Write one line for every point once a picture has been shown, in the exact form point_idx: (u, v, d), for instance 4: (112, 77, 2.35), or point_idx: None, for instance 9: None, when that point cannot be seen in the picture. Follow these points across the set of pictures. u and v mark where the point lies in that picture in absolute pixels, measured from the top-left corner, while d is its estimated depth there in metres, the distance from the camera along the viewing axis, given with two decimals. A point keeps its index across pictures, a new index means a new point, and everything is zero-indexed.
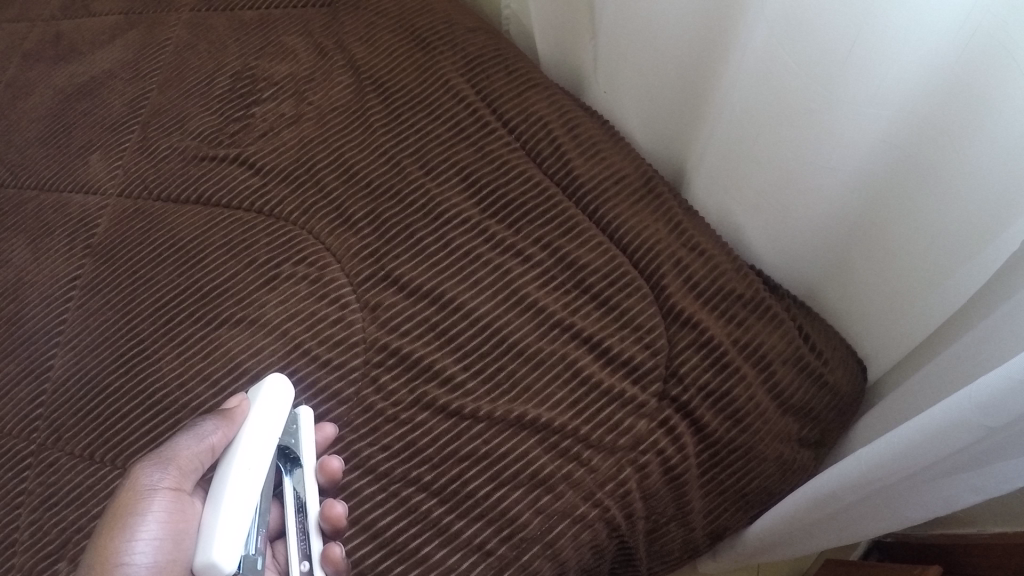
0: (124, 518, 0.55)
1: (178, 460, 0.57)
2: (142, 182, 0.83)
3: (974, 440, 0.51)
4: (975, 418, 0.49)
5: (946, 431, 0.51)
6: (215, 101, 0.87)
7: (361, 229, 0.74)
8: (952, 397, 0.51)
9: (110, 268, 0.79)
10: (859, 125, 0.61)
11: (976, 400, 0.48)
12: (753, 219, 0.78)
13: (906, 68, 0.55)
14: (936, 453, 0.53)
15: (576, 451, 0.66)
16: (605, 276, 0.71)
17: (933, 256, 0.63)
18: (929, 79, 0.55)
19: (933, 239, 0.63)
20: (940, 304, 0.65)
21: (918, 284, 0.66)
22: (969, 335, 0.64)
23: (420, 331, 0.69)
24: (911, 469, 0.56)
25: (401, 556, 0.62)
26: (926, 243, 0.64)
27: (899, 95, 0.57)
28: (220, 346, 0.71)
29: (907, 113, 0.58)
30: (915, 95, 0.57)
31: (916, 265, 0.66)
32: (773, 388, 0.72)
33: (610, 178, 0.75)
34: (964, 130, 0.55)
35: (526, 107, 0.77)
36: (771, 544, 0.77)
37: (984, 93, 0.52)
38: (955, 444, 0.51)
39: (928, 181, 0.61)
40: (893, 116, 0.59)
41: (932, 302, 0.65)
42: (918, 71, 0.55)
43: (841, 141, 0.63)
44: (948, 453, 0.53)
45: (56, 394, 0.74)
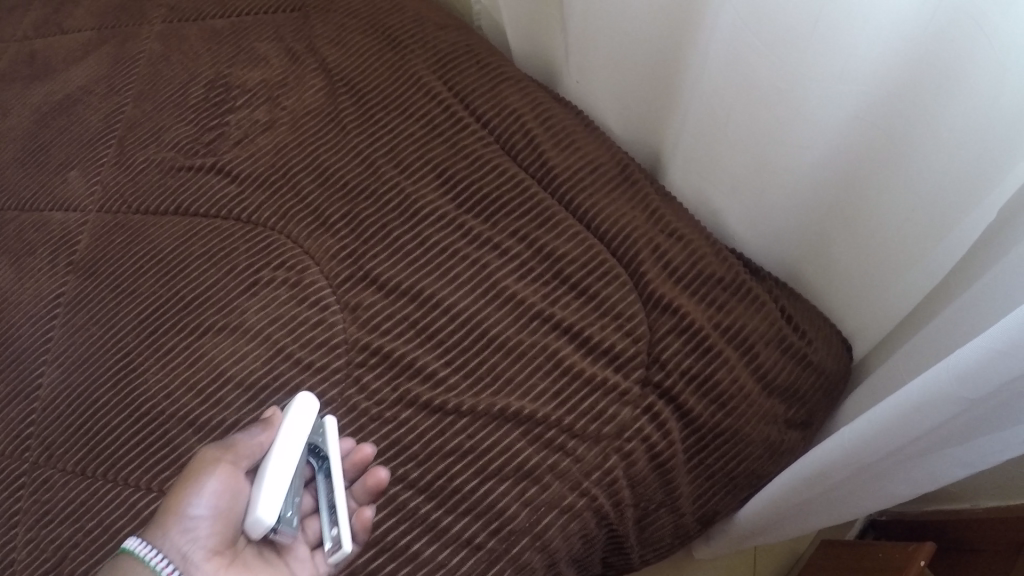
0: (185, 504, 0.49)
1: (235, 450, 0.51)
2: (121, 197, 0.84)
3: (958, 411, 0.51)
4: (957, 388, 0.49)
5: (930, 402, 0.52)
6: (189, 111, 0.87)
7: (339, 230, 0.74)
8: (927, 371, 0.52)
9: (93, 284, 0.79)
10: (831, 106, 0.63)
11: (954, 371, 0.49)
12: (731, 203, 0.80)
13: (868, 48, 0.57)
14: (921, 427, 0.54)
15: (560, 441, 0.66)
16: (584, 266, 0.72)
17: (906, 230, 0.65)
18: (894, 60, 0.56)
19: (907, 214, 0.64)
20: (917, 278, 0.66)
21: (894, 258, 0.68)
22: (945, 308, 0.65)
23: (402, 329, 0.69)
24: (897, 442, 0.57)
25: (391, 554, 0.62)
26: (901, 219, 0.65)
27: (867, 75, 0.59)
28: (204, 355, 0.71)
29: (875, 93, 0.60)
30: (883, 76, 0.58)
31: (891, 239, 0.67)
32: (757, 370, 0.73)
33: (585, 167, 0.76)
34: (928, 106, 0.57)
35: (498, 100, 0.79)
36: (764, 526, 0.78)
37: (947, 71, 0.54)
38: (938, 415, 0.52)
39: (900, 158, 0.62)
40: (859, 95, 0.60)
41: (909, 276, 0.67)
42: (884, 52, 0.56)
43: (814, 122, 0.65)
44: (932, 427, 0.54)
45: (46, 412, 0.74)
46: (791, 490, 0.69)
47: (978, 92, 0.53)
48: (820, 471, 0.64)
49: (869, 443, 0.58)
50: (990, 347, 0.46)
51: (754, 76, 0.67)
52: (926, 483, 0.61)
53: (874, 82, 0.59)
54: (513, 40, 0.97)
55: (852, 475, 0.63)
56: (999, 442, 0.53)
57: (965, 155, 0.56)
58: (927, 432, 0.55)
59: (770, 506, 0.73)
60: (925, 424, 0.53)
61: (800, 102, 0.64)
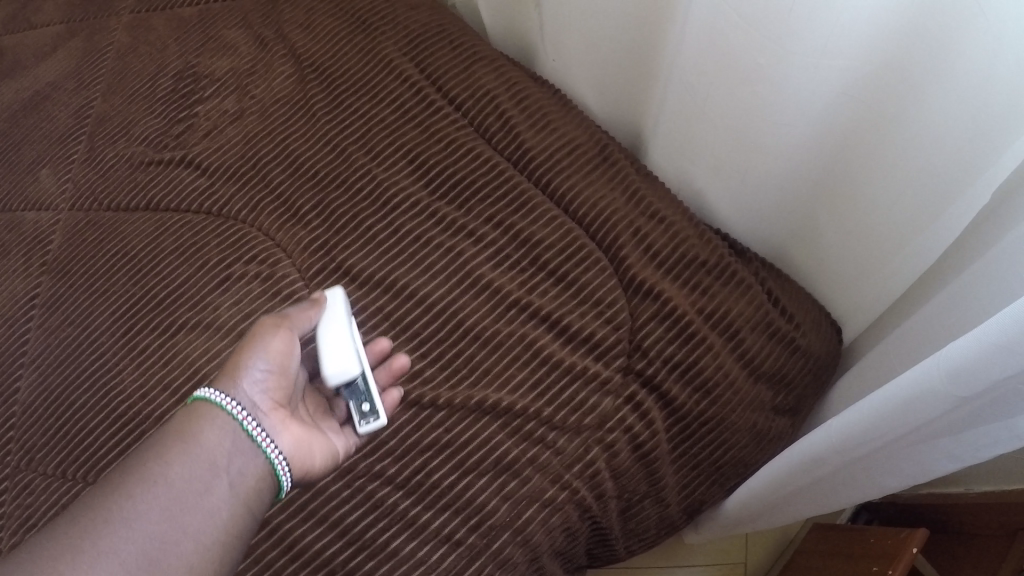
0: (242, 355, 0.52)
1: (288, 319, 0.55)
2: (93, 194, 0.82)
3: (947, 410, 0.49)
4: (946, 386, 0.47)
5: (919, 398, 0.49)
6: (158, 103, 0.86)
7: (310, 221, 0.73)
8: (921, 363, 0.49)
9: (66, 284, 0.77)
10: (814, 83, 0.61)
11: (945, 367, 0.47)
12: (716, 184, 0.79)
13: (848, 22, 0.55)
14: (911, 420, 0.52)
15: (540, 433, 0.65)
16: (562, 252, 0.70)
17: (893, 207, 0.64)
18: (879, 34, 0.55)
19: (895, 191, 0.63)
20: (906, 257, 0.65)
21: (881, 235, 0.67)
22: (938, 290, 0.64)
23: (377, 321, 0.68)
24: (886, 435, 0.55)
25: (370, 551, 0.61)
26: (889, 196, 0.64)
27: (850, 51, 0.57)
28: (177, 353, 0.70)
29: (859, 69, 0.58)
30: (866, 51, 0.56)
31: (878, 217, 0.66)
32: (742, 356, 0.72)
33: (562, 149, 0.75)
34: (913, 80, 0.55)
35: (472, 82, 0.77)
36: (753, 514, 0.77)
37: (932, 44, 0.52)
38: (927, 411, 0.50)
39: (886, 133, 0.61)
40: (841, 71, 0.59)
41: (899, 254, 0.66)
42: (867, 26, 0.55)
43: (798, 99, 0.63)
44: (922, 422, 0.51)
45: (24, 416, 0.73)
46: (781, 476, 0.68)
47: (964, 65, 0.51)
48: (812, 458, 0.63)
49: (859, 432, 0.57)
50: (981, 344, 0.43)
51: (733, 54, 0.65)
52: (919, 476, 0.59)
53: (855, 57, 0.57)
54: (486, 20, 0.98)
55: (842, 463, 0.62)
56: (996, 442, 0.50)
57: (951, 131, 0.55)
58: (919, 425, 0.52)
59: (760, 492, 0.72)
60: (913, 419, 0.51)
61: (781, 80, 0.63)
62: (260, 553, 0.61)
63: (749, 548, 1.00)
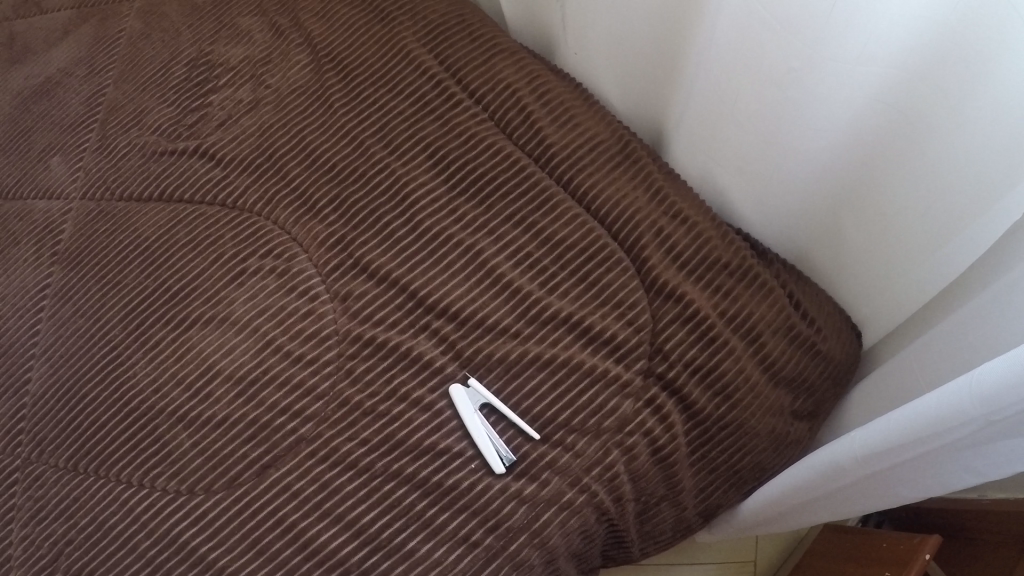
0: None
1: None
2: (104, 184, 0.81)
3: (975, 432, 0.48)
4: (975, 411, 0.46)
5: (947, 420, 0.48)
6: (171, 92, 0.84)
7: (326, 215, 0.72)
8: (950, 384, 0.48)
9: (78, 275, 0.76)
10: (848, 83, 0.59)
11: (975, 391, 0.45)
12: (737, 186, 0.77)
13: (893, 23, 0.53)
14: (938, 440, 0.50)
15: (559, 436, 0.64)
16: (583, 252, 0.69)
17: (925, 217, 0.62)
18: (919, 33, 0.53)
19: (929, 198, 0.61)
20: (937, 266, 0.63)
21: (910, 246, 0.65)
22: (972, 304, 0.62)
23: (394, 319, 0.67)
24: (910, 452, 0.54)
25: (387, 551, 0.60)
26: (922, 203, 0.61)
27: (888, 52, 0.55)
28: (192, 348, 0.69)
29: (896, 70, 0.56)
30: (906, 51, 0.54)
31: (908, 226, 0.64)
32: (764, 360, 0.70)
33: (585, 144, 0.73)
34: (954, 83, 0.53)
35: (493, 75, 0.75)
36: (769, 519, 0.76)
37: (978, 46, 0.50)
38: (955, 433, 0.49)
39: (922, 138, 0.58)
40: (880, 72, 0.57)
41: (932, 262, 0.63)
42: (908, 25, 0.53)
43: (830, 100, 0.61)
44: (949, 442, 0.50)
45: (35, 408, 0.72)
46: (799, 484, 0.67)
47: (1011, 69, 0.49)
48: (832, 466, 0.62)
49: (885, 445, 0.55)
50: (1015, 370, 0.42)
51: (765, 53, 0.63)
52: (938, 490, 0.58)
53: (897, 58, 0.55)
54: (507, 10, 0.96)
55: (864, 476, 0.61)
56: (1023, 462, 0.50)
57: (996, 139, 0.53)
58: (945, 445, 0.51)
59: (778, 497, 0.71)
60: (944, 436, 0.50)
61: (816, 80, 0.61)
62: (275, 551, 0.60)
63: (760, 547, 0.99)
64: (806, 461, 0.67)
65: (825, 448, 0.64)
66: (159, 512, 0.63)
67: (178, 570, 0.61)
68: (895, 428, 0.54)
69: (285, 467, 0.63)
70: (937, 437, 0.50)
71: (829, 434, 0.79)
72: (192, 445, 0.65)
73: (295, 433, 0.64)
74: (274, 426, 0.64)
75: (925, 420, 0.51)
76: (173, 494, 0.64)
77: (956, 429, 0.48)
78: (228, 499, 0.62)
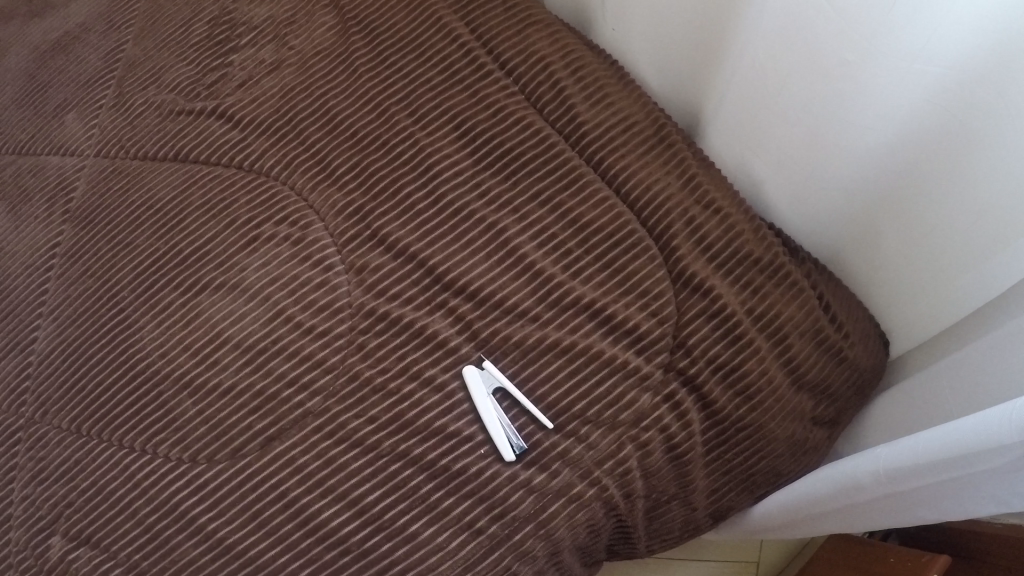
0: None
1: None
2: (120, 142, 0.79)
3: (1008, 464, 0.46)
4: (1013, 441, 0.44)
5: (982, 447, 0.46)
6: (192, 50, 0.82)
7: (346, 183, 0.69)
8: (991, 410, 0.46)
9: (89, 234, 0.75)
10: (900, 83, 0.56)
11: (1017, 419, 0.43)
12: (775, 183, 0.73)
13: (963, 16, 0.49)
14: (967, 467, 0.48)
15: (573, 427, 0.62)
16: (609, 237, 0.66)
17: (975, 230, 0.58)
18: (983, 35, 0.49)
19: (974, 212, 0.57)
20: (976, 280, 0.59)
21: (953, 260, 0.61)
22: (1008, 328, 0.58)
23: (410, 294, 0.65)
24: (934, 477, 0.52)
25: (389, 533, 0.58)
26: (965, 218, 0.58)
27: (947, 52, 0.51)
28: (201, 314, 0.67)
29: (954, 72, 0.52)
30: (966, 53, 0.51)
31: (952, 239, 0.60)
32: (789, 362, 0.67)
33: (617, 125, 0.70)
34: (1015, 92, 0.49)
35: (526, 47, 0.72)
36: (777, 526, 0.74)
37: None
38: (988, 462, 0.47)
39: (972, 149, 0.54)
40: (941, 70, 0.53)
41: (971, 277, 0.59)
42: (972, 24, 0.49)
43: (878, 99, 0.58)
44: (978, 471, 0.48)
45: (41, 366, 0.70)
46: (814, 492, 0.66)
47: None
48: (851, 477, 0.60)
49: (910, 460, 0.53)
50: None
51: (818, 44, 0.60)
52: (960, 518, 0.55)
53: (963, 56, 0.51)
54: None
55: (882, 496, 0.58)
56: None
57: None
58: (973, 474, 0.49)
59: (792, 505, 0.69)
60: (975, 459, 0.47)
61: (870, 76, 0.57)
62: (275, 525, 0.59)
63: (764, 548, 0.96)
64: (823, 473, 0.65)
65: (846, 462, 0.62)
66: (160, 479, 0.62)
67: (176, 539, 0.60)
68: (925, 444, 0.52)
69: (289, 441, 0.61)
70: (967, 459, 0.48)
71: (849, 442, 0.76)
72: (196, 413, 0.64)
73: (301, 406, 0.62)
74: (281, 398, 0.63)
75: (957, 437, 0.48)
76: (175, 462, 0.62)
77: (988, 451, 0.46)
78: (230, 469, 0.61)
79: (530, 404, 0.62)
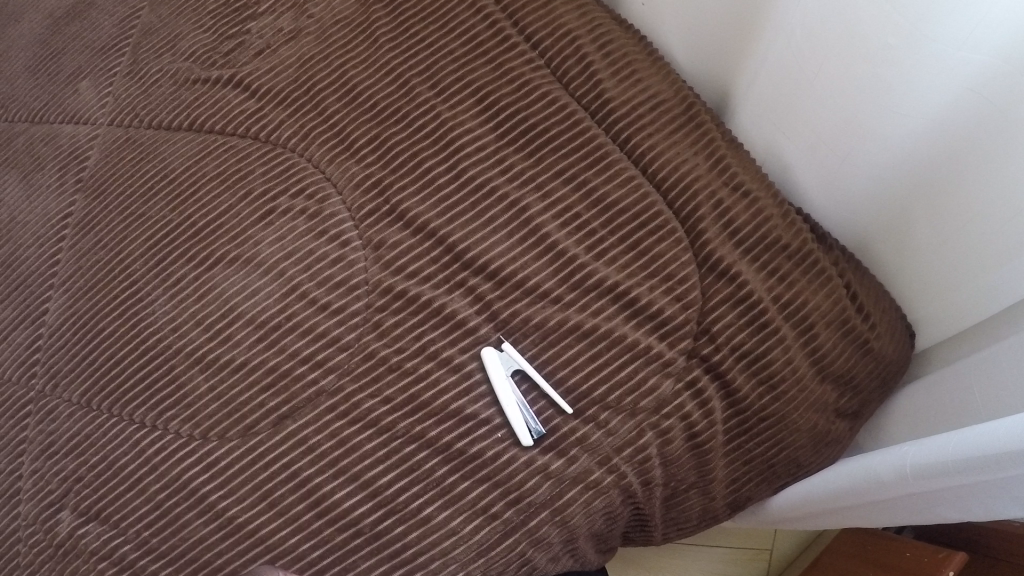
0: None
1: None
2: (134, 111, 0.77)
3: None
4: None
5: (1015, 454, 0.44)
6: (209, 18, 0.80)
7: (364, 156, 0.68)
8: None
9: (100, 205, 0.73)
10: (944, 67, 0.52)
11: None
12: (808, 169, 0.70)
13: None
14: (996, 473, 0.46)
15: (592, 413, 0.60)
16: (634, 218, 0.64)
17: (1017, 223, 0.54)
18: None
19: (1011, 207, 0.53)
20: (1012, 275, 0.56)
21: (991, 255, 0.57)
22: None
23: (428, 272, 0.63)
24: (960, 480, 0.50)
25: (401, 516, 0.57)
26: (1002, 213, 0.55)
27: (1000, 36, 0.48)
28: (214, 288, 0.66)
29: (1002, 59, 0.49)
30: (1018, 39, 0.47)
31: (993, 231, 0.56)
32: (814, 352, 0.65)
33: (646, 102, 0.68)
34: None
35: (553, 19, 0.70)
36: (794, 517, 0.72)
37: None
38: (1019, 469, 0.45)
39: (1014, 142, 0.51)
40: (988, 56, 0.50)
41: (1007, 272, 0.56)
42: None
43: (918, 85, 0.54)
44: (1006, 477, 0.46)
45: (52, 339, 0.69)
46: (834, 483, 0.64)
47: None
48: (872, 470, 0.59)
49: (935, 458, 0.51)
50: None
51: (858, 23, 0.56)
52: (983, 518, 0.53)
53: (1013, 42, 0.48)
54: None
55: (904, 495, 0.57)
56: None
57: None
58: (1001, 479, 0.47)
59: (812, 498, 0.67)
60: (1003, 465, 0.46)
61: (912, 59, 0.54)
62: (287, 506, 0.58)
63: (777, 537, 0.95)
64: (845, 467, 0.64)
65: (869, 457, 0.61)
66: (171, 455, 0.61)
67: (186, 516, 0.59)
68: (953, 443, 0.50)
69: (302, 419, 0.60)
70: (996, 462, 0.46)
71: (871, 437, 0.74)
72: (208, 389, 0.62)
73: (315, 384, 0.61)
74: (294, 376, 0.61)
75: (990, 437, 0.46)
76: (186, 439, 0.61)
77: (1020, 455, 0.44)
78: (242, 447, 0.60)
79: (550, 390, 0.60)
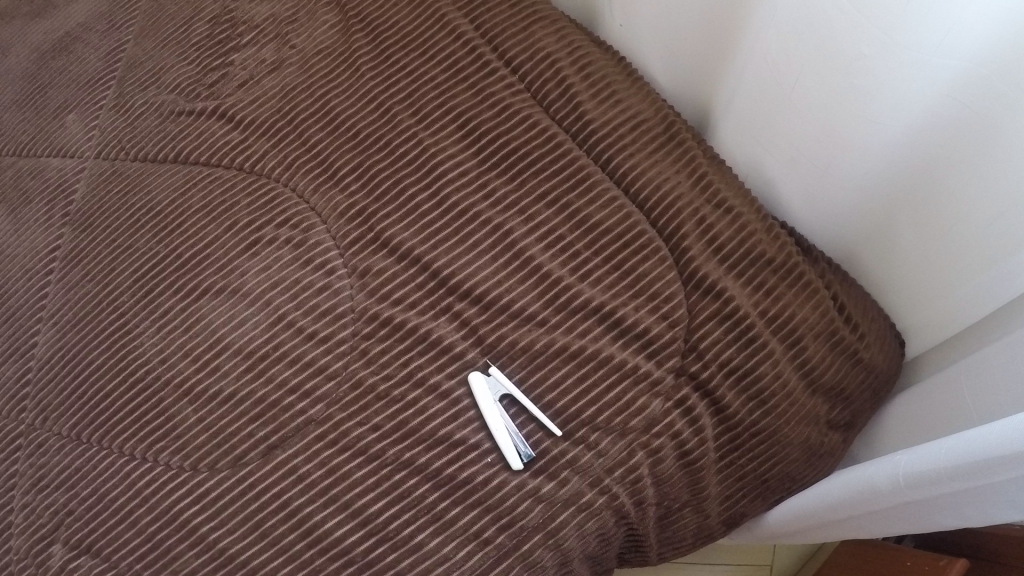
0: None
1: None
2: (120, 144, 0.78)
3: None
4: None
5: (1008, 457, 0.44)
6: (193, 50, 0.81)
7: (348, 184, 0.68)
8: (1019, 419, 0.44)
9: (88, 237, 0.73)
10: (917, 76, 0.53)
11: None
12: (790, 180, 0.70)
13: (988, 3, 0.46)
14: (989, 476, 0.46)
15: (582, 435, 0.60)
16: (617, 239, 0.65)
17: (999, 225, 0.54)
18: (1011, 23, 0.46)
19: (994, 210, 0.54)
20: (996, 279, 0.56)
21: (982, 257, 0.56)
22: None
23: (414, 299, 0.64)
24: (953, 487, 0.50)
25: (394, 543, 0.57)
26: (984, 214, 0.55)
27: (972, 42, 0.48)
28: (201, 319, 0.66)
29: (974, 64, 0.50)
30: (989, 45, 0.48)
31: (976, 235, 0.56)
32: (803, 366, 0.65)
33: (626, 122, 0.69)
34: None
35: (532, 43, 0.71)
36: (793, 531, 0.71)
37: None
38: (1011, 472, 0.44)
39: (993, 144, 0.51)
40: (960, 63, 0.50)
41: (992, 276, 0.56)
42: (1001, 13, 0.46)
43: (892, 92, 0.55)
44: (999, 481, 0.46)
45: (40, 372, 0.69)
46: (830, 496, 0.63)
47: None
48: (867, 480, 0.58)
49: (927, 465, 0.51)
50: None
51: (834, 33, 0.56)
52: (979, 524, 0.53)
53: (984, 47, 0.48)
54: None
55: (899, 504, 0.56)
56: None
57: None
58: (992, 483, 0.47)
59: (809, 511, 0.66)
60: (995, 469, 0.45)
61: (886, 69, 0.54)
62: (278, 536, 0.57)
63: (778, 551, 0.94)
64: (840, 477, 0.63)
65: (864, 466, 0.60)
66: (161, 487, 0.61)
67: (178, 548, 0.59)
68: (945, 450, 0.50)
69: (291, 449, 0.60)
70: (987, 466, 0.46)
71: (866, 447, 0.74)
72: (197, 421, 0.62)
73: (303, 414, 0.61)
74: (283, 406, 0.61)
75: (979, 441, 0.47)
76: (176, 470, 0.61)
77: (1011, 459, 0.44)
78: (232, 478, 0.60)
79: (540, 415, 0.60)
